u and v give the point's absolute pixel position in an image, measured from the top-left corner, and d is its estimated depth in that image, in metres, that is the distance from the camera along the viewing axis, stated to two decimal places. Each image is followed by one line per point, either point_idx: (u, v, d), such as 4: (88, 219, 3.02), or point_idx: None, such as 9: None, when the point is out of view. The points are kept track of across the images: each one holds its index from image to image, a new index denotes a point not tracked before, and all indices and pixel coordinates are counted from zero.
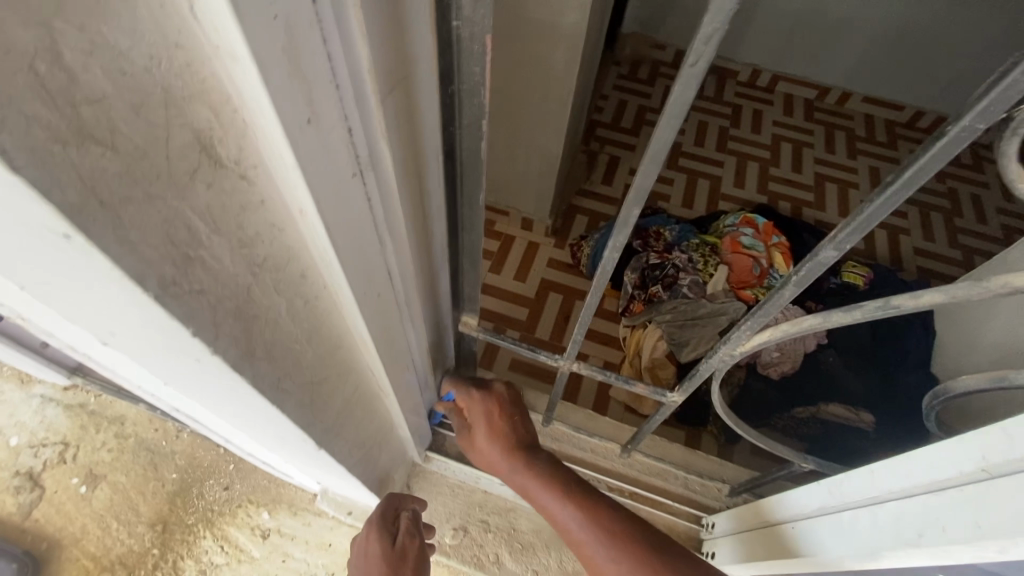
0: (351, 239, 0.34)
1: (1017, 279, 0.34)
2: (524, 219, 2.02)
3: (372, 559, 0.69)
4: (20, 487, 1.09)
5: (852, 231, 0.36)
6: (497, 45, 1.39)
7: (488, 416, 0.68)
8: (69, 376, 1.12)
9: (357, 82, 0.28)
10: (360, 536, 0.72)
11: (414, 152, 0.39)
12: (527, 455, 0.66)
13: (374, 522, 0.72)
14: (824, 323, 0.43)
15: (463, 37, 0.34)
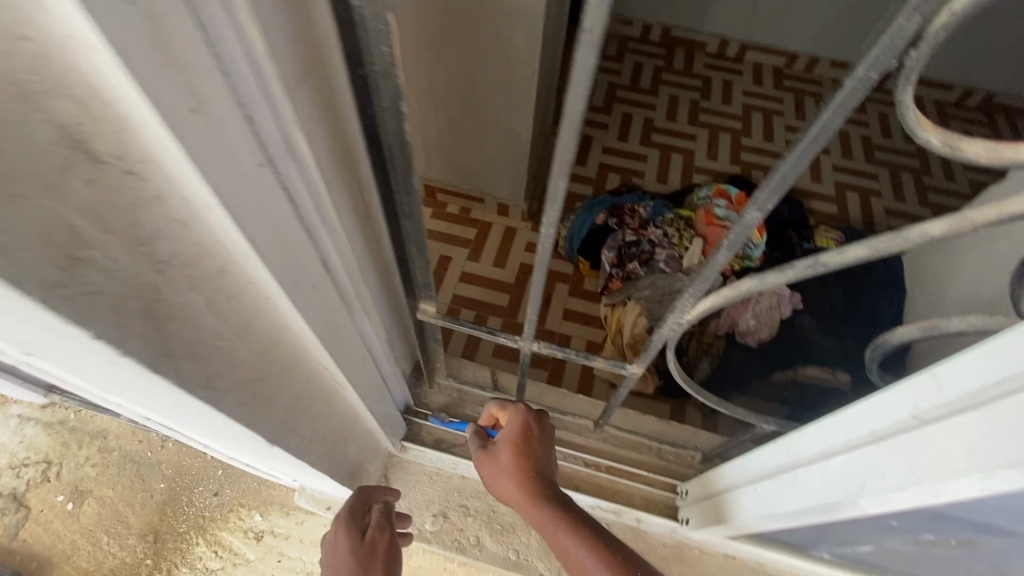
0: (267, 229, 0.34)
1: (931, 227, 0.34)
2: (500, 205, 2.00)
3: (340, 553, 0.68)
4: (5, 508, 1.08)
5: (772, 191, 0.36)
6: (442, 27, 1.36)
7: (524, 431, 0.67)
8: (45, 395, 1.10)
9: (247, 68, 0.27)
10: (330, 534, 0.72)
11: (335, 138, 0.38)
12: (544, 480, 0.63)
13: (341, 517, 0.72)
14: (760, 285, 0.43)
15: (366, 16, 0.32)
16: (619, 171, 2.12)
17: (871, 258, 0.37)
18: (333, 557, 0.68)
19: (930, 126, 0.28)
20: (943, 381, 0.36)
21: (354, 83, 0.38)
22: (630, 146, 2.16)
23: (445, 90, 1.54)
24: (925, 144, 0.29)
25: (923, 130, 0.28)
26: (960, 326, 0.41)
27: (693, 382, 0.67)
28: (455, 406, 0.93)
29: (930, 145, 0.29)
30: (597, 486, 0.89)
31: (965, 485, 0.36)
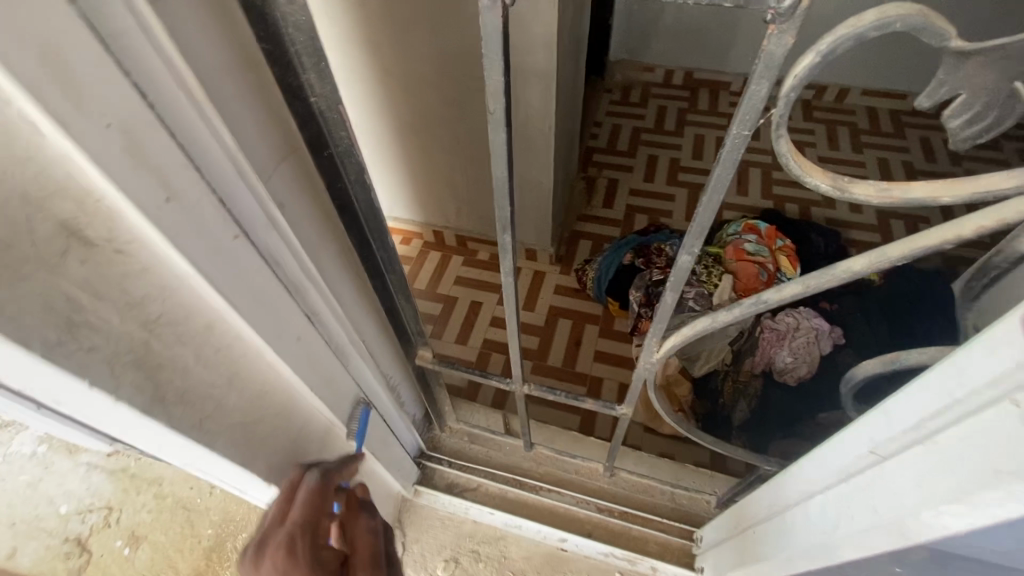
0: (245, 290, 0.39)
1: (852, 265, 0.35)
2: (528, 250, 2.04)
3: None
4: (69, 553, 1.13)
5: (693, 237, 0.39)
6: (448, 101, 1.39)
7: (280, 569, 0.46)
8: (110, 443, 1.20)
9: (216, 165, 0.34)
10: (263, 562, 0.46)
11: (317, 207, 0.46)
12: None
13: (296, 538, 0.47)
14: (713, 323, 0.46)
15: (324, 109, 0.39)
16: (649, 213, 2.15)
17: (806, 295, 0.38)
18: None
19: (817, 172, 0.30)
20: (893, 415, 0.36)
21: (324, 164, 0.44)
22: (657, 187, 2.21)
23: None
24: (815, 188, 0.30)
25: (810, 177, 0.30)
26: (918, 359, 0.41)
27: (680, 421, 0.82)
28: (467, 449, 0.95)
29: (818, 190, 0.30)
30: (611, 532, 0.87)
31: (927, 531, 0.34)
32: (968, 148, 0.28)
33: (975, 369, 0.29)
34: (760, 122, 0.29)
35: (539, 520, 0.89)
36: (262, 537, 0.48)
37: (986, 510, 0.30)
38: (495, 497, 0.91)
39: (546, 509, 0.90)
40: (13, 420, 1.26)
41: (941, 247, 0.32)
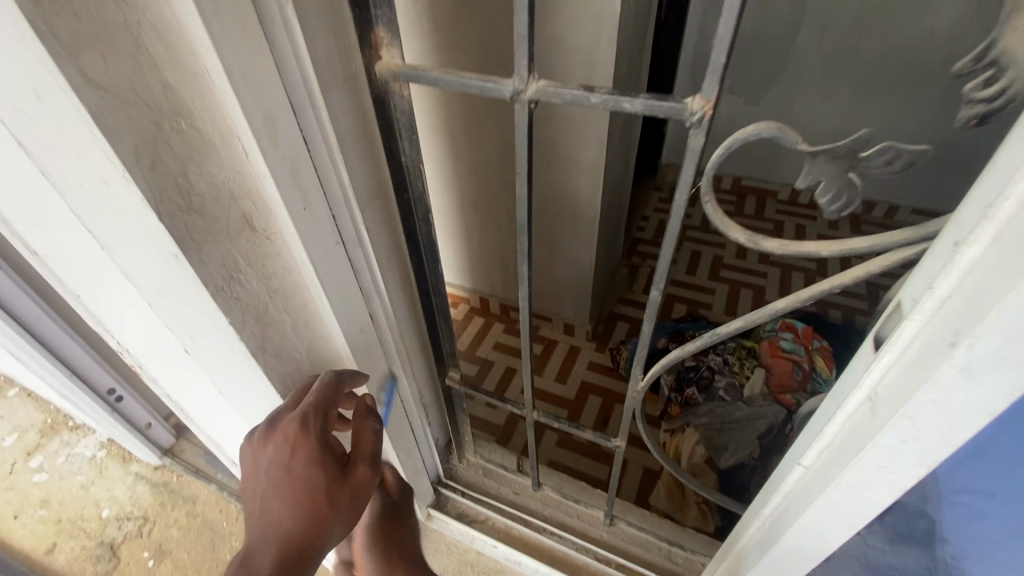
0: (336, 282, 0.55)
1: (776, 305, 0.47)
2: (566, 324, 2.16)
3: (292, 488, 0.51)
4: (102, 555, 1.25)
5: (660, 277, 0.52)
6: (508, 184, 1.61)
7: (289, 447, 0.52)
8: (160, 456, 1.38)
9: (335, 191, 0.51)
10: (275, 439, 0.52)
11: (391, 236, 0.63)
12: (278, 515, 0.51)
13: (305, 425, 0.52)
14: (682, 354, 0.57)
15: (410, 166, 0.56)
16: (687, 302, 2.24)
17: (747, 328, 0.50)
18: (280, 489, 0.51)
19: (737, 229, 0.43)
20: (810, 427, 0.45)
21: (401, 206, 0.61)
22: (698, 279, 2.33)
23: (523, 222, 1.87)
24: (734, 239, 0.43)
25: (730, 231, 0.43)
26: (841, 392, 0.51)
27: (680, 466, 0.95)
28: (478, 481, 1.03)
29: (736, 240, 0.43)
30: None
31: (850, 514, 0.41)
32: (838, 217, 0.39)
33: (849, 377, 0.39)
34: (694, 191, 0.42)
35: (538, 558, 0.94)
36: (274, 416, 0.54)
37: (861, 492, 0.38)
38: (500, 531, 0.98)
39: (546, 550, 0.95)
40: (84, 424, 1.49)
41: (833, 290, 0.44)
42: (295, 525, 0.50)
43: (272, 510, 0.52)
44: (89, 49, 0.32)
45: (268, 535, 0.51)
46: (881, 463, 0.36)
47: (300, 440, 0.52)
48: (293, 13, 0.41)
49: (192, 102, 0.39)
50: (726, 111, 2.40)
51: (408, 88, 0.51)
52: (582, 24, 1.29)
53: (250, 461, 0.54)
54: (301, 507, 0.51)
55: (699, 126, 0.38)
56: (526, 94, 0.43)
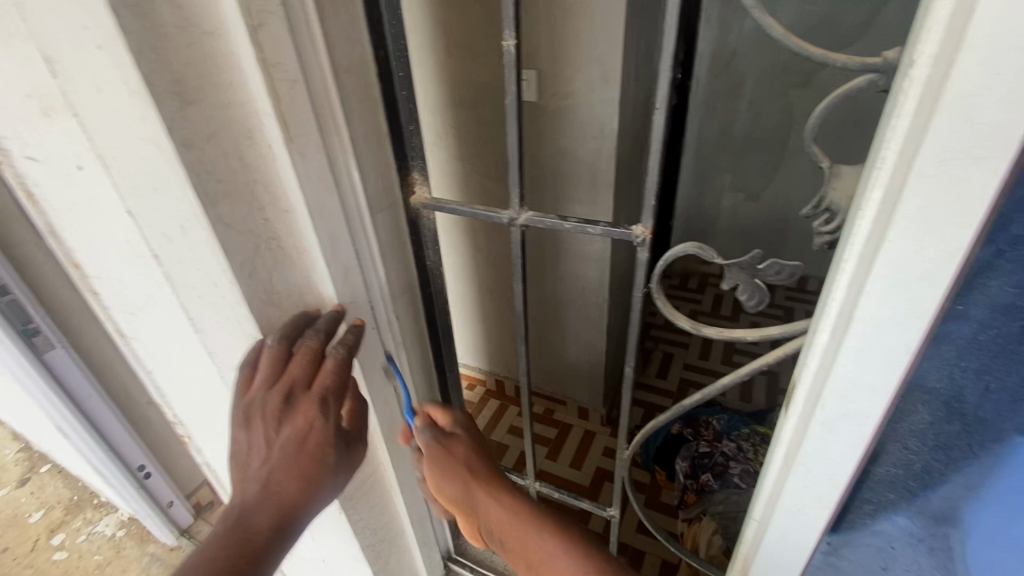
0: (371, 360, 0.68)
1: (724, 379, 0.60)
2: (580, 407, 2.22)
3: (301, 464, 0.57)
4: None
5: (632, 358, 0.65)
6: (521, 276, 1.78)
7: (308, 420, 0.56)
8: (176, 537, 1.48)
9: (375, 289, 0.66)
10: (291, 419, 0.55)
11: (416, 323, 0.77)
12: (285, 478, 0.56)
13: (324, 410, 0.56)
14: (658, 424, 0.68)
15: (434, 267, 0.72)
16: (699, 386, 2.29)
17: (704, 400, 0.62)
18: (290, 464, 0.56)
19: (683, 318, 0.56)
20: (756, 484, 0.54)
21: (424, 298, 0.76)
22: (710, 363, 2.40)
23: (536, 308, 2.01)
24: (681, 326, 0.56)
25: (678, 320, 0.56)
26: None
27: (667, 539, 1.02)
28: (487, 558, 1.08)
29: (682, 326, 0.55)
30: None
31: (788, 556, 0.49)
32: (756, 311, 0.52)
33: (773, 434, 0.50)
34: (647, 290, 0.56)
35: None
36: (289, 393, 0.54)
37: (789, 533, 0.47)
38: None
39: None
40: (109, 503, 1.63)
41: (763, 367, 0.57)
42: (301, 493, 0.57)
43: (277, 478, 0.56)
44: (223, 201, 0.49)
45: (271, 499, 0.56)
46: (796, 506, 0.45)
47: (318, 413, 0.56)
48: (355, 168, 0.58)
49: (281, 230, 0.55)
50: (727, 205, 2.60)
51: (434, 214, 0.67)
52: (585, 139, 1.51)
53: (251, 425, 0.55)
54: (307, 480, 0.57)
55: (643, 245, 0.54)
56: (519, 220, 0.59)
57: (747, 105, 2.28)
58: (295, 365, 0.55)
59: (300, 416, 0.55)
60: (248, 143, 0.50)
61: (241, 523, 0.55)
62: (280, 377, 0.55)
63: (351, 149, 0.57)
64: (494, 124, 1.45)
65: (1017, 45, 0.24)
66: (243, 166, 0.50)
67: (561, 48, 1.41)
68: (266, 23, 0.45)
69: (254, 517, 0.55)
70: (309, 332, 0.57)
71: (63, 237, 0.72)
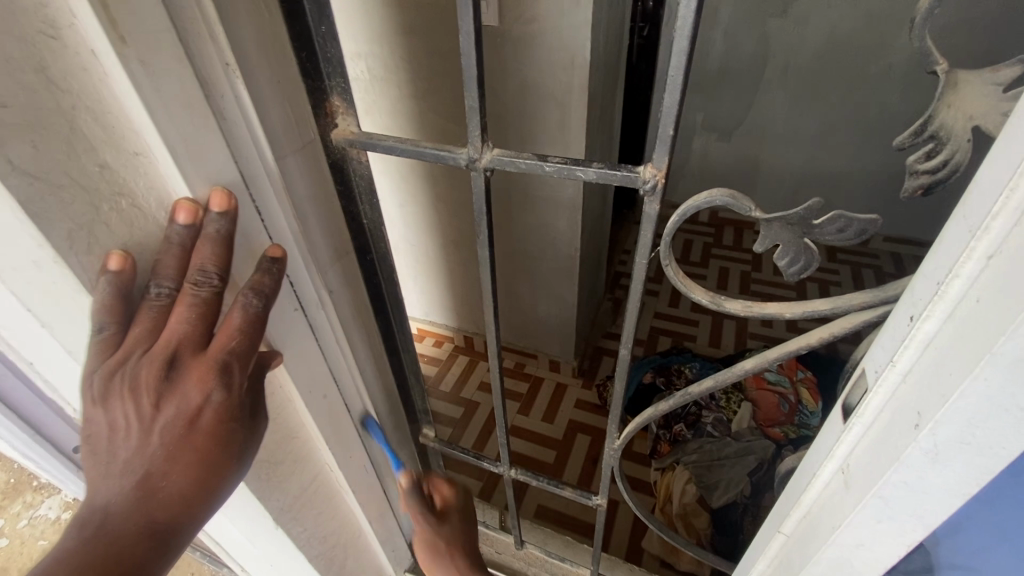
0: (298, 350, 0.53)
1: (745, 364, 0.48)
2: (551, 361, 2.14)
3: (194, 453, 0.41)
4: None
5: (628, 337, 0.52)
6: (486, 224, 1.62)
7: (203, 393, 0.40)
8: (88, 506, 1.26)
9: (296, 261, 0.50)
10: (177, 392, 0.39)
11: (358, 297, 0.62)
12: (168, 469, 0.40)
13: (227, 381, 0.41)
14: (656, 412, 0.57)
15: (373, 227, 0.56)
16: (671, 335, 2.24)
17: (715, 387, 0.50)
18: (178, 453, 0.40)
19: (699, 290, 0.43)
20: (788, 493, 0.43)
21: (365, 267, 0.60)
22: (682, 312, 2.34)
23: (502, 260, 1.87)
24: (696, 300, 0.43)
25: (693, 293, 0.43)
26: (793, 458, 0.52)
27: (650, 513, 0.94)
28: None
29: (698, 301, 0.43)
30: None
31: None
32: (798, 279, 0.39)
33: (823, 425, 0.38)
34: (653, 251, 0.43)
35: None
36: (174, 359, 0.38)
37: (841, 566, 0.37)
38: None
39: None
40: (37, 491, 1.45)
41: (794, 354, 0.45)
42: (195, 491, 0.41)
43: (157, 472, 0.40)
44: (19, 139, 0.31)
45: (147, 500, 0.40)
46: (857, 540, 0.34)
47: (216, 384, 0.40)
48: (244, 89, 0.41)
49: (133, 181, 0.37)
50: (699, 145, 2.47)
51: (366, 153, 0.50)
52: (553, 70, 1.32)
53: (111, 401, 0.38)
54: (206, 471, 0.42)
55: (651, 194, 0.40)
56: (481, 163, 0.44)
57: (723, 34, 2.10)
58: (180, 320, 0.38)
59: (190, 388, 0.39)
60: (50, 45, 0.31)
61: (100, 531, 0.38)
62: (155, 339, 0.39)
63: (234, 62, 0.40)
64: (447, 49, 1.24)
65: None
66: (49, 84, 0.32)
67: None
68: None
69: (121, 525, 0.39)
70: (195, 272, 0.39)
71: None
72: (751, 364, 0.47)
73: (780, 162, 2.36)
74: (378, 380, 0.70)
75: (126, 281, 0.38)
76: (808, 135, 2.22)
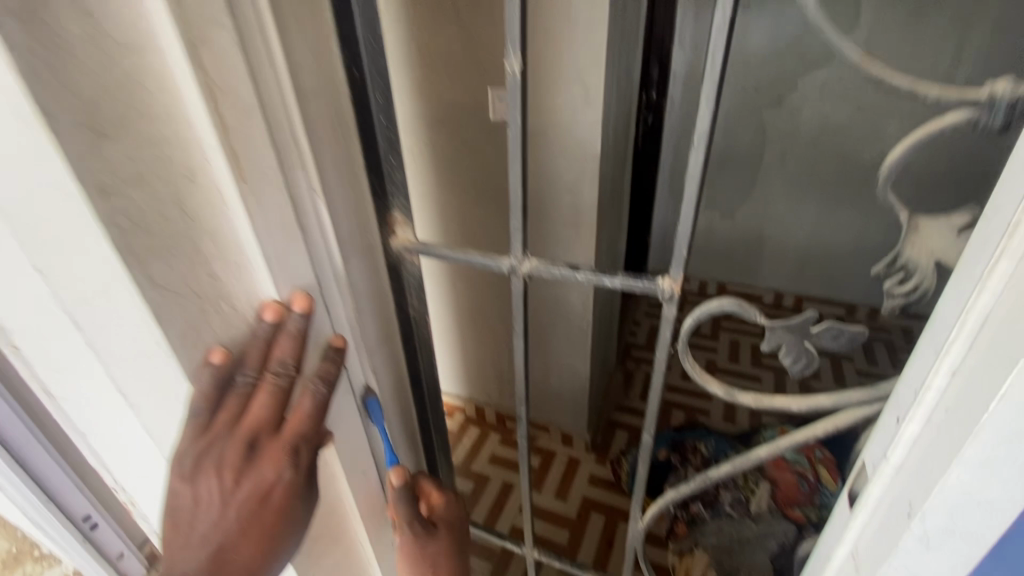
0: (346, 429, 0.58)
1: (760, 451, 0.52)
2: (564, 434, 2.13)
3: (260, 527, 0.46)
4: None
5: (650, 422, 0.57)
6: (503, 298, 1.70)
7: (276, 471, 0.46)
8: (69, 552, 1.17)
9: (352, 348, 0.56)
10: (254, 469, 0.45)
11: (398, 378, 0.68)
12: (238, 541, 0.46)
13: (296, 460, 0.47)
14: (677, 494, 0.60)
15: (417, 316, 0.63)
16: (684, 409, 2.24)
17: (733, 472, 0.54)
18: (248, 527, 0.46)
19: (716, 383, 0.48)
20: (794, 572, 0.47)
21: (406, 351, 0.66)
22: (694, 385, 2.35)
23: None
24: (713, 392, 0.48)
25: (710, 386, 0.48)
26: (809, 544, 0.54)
27: None
28: None
29: (715, 393, 0.48)
30: None
31: None
32: (802, 376, 0.45)
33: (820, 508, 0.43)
34: (672, 348, 0.49)
35: None
36: (255, 440, 0.45)
37: None
38: None
39: None
40: None
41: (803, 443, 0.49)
42: (259, 562, 0.47)
43: (228, 544, 0.45)
44: (156, 259, 0.39)
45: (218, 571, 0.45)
46: None
47: (286, 463, 0.46)
48: (324, 209, 0.49)
49: (233, 287, 0.45)
50: (703, 223, 2.59)
51: (419, 257, 0.59)
52: (567, 160, 1.44)
53: (197, 478, 0.44)
54: (270, 543, 0.47)
55: (670, 300, 0.46)
56: (521, 269, 0.51)
57: (723, 124, 2.27)
58: (263, 406, 0.45)
59: (265, 467, 0.45)
60: (189, 186, 0.40)
61: None
62: (238, 422, 0.45)
63: (320, 188, 0.48)
64: (473, 141, 1.37)
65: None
66: (183, 215, 0.40)
67: (540, 68, 1.34)
68: (211, 40, 0.36)
69: None
70: (277, 364, 0.46)
71: None
72: (764, 452, 0.51)
73: (783, 239, 2.46)
74: (409, 456, 0.74)
75: (225, 373, 0.44)
76: (808, 215, 2.34)
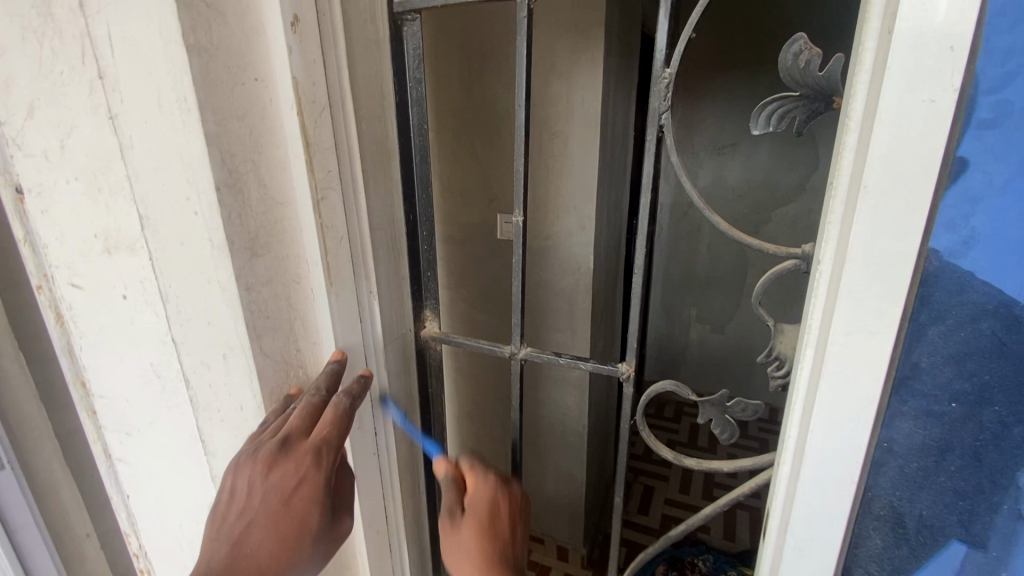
0: (370, 485, 0.71)
1: (705, 511, 0.64)
2: (559, 546, 2.10)
3: (280, 522, 0.56)
4: None
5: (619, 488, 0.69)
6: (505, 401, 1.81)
7: (297, 468, 0.55)
8: None
9: (381, 412, 0.71)
10: (282, 466, 0.54)
11: (412, 449, 0.80)
12: (260, 529, 0.56)
13: (317, 462, 0.56)
14: (643, 555, 0.70)
15: (434, 394, 0.78)
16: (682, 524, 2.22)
17: (685, 532, 0.66)
18: (269, 519, 0.56)
19: (665, 450, 0.62)
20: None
21: (422, 424, 0.80)
22: (692, 499, 2.35)
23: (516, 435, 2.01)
24: (663, 457, 0.61)
25: (661, 451, 0.62)
26: None
27: None
28: None
29: (665, 458, 0.61)
30: None
31: None
32: (729, 443, 0.59)
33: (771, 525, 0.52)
34: (632, 420, 0.63)
35: None
36: (286, 440, 0.54)
37: None
38: None
39: None
40: None
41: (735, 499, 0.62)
42: (274, 555, 0.56)
43: (253, 533, 0.56)
44: (265, 336, 0.56)
45: (243, 554, 0.56)
46: None
47: (306, 463, 0.55)
48: (377, 307, 0.67)
49: (309, 359, 0.61)
50: (696, 336, 2.77)
51: (440, 345, 0.76)
52: (565, 276, 1.66)
53: (240, 470, 0.55)
54: (285, 539, 0.57)
55: (627, 380, 0.62)
56: (519, 354, 0.67)
57: (707, 249, 2.55)
58: (299, 413, 0.56)
59: (289, 463, 0.55)
60: (294, 286, 0.58)
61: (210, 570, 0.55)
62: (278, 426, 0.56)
63: (376, 290, 0.66)
64: (483, 256, 1.60)
65: (873, 265, 0.37)
66: (287, 305, 0.58)
67: (543, 201, 1.62)
68: (327, 197, 0.56)
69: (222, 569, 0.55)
70: (315, 385, 0.59)
71: (76, 346, 0.78)
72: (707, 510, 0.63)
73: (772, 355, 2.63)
74: (416, 525, 0.84)
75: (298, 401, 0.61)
76: None
